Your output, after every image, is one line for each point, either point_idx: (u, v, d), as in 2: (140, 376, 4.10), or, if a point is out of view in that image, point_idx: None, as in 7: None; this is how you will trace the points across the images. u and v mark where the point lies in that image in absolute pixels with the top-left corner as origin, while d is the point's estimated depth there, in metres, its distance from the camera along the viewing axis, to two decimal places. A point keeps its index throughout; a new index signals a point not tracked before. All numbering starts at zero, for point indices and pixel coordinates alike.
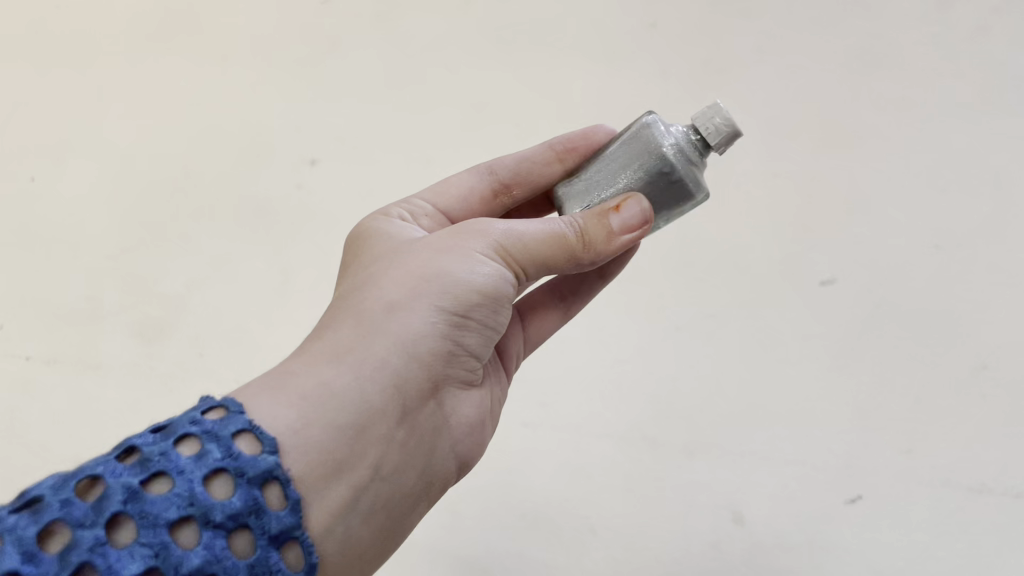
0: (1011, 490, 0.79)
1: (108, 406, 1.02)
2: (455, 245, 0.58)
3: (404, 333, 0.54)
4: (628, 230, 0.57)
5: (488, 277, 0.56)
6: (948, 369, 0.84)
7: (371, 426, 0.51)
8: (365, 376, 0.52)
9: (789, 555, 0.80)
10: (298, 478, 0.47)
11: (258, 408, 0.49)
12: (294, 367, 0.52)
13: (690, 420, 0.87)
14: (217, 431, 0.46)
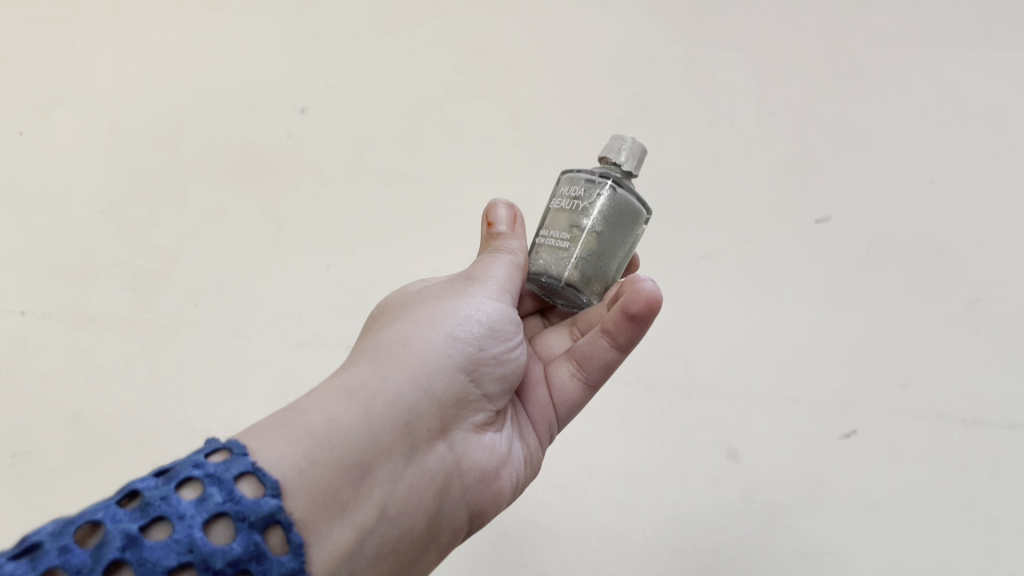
0: (1007, 423, 0.79)
1: (105, 359, 1.03)
2: (465, 291, 0.63)
3: (421, 365, 0.56)
4: (504, 214, 0.68)
5: (492, 315, 0.61)
6: (943, 304, 0.83)
7: (379, 465, 0.52)
8: (374, 415, 0.52)
9: (783, 489, 0.81)
10: (300, 520, 0.46)
11: (260, 449, 0.48)
12: (303, 405, 0.52)
13: (687, 361, 0.87)
14: (220, 474, 0.45)
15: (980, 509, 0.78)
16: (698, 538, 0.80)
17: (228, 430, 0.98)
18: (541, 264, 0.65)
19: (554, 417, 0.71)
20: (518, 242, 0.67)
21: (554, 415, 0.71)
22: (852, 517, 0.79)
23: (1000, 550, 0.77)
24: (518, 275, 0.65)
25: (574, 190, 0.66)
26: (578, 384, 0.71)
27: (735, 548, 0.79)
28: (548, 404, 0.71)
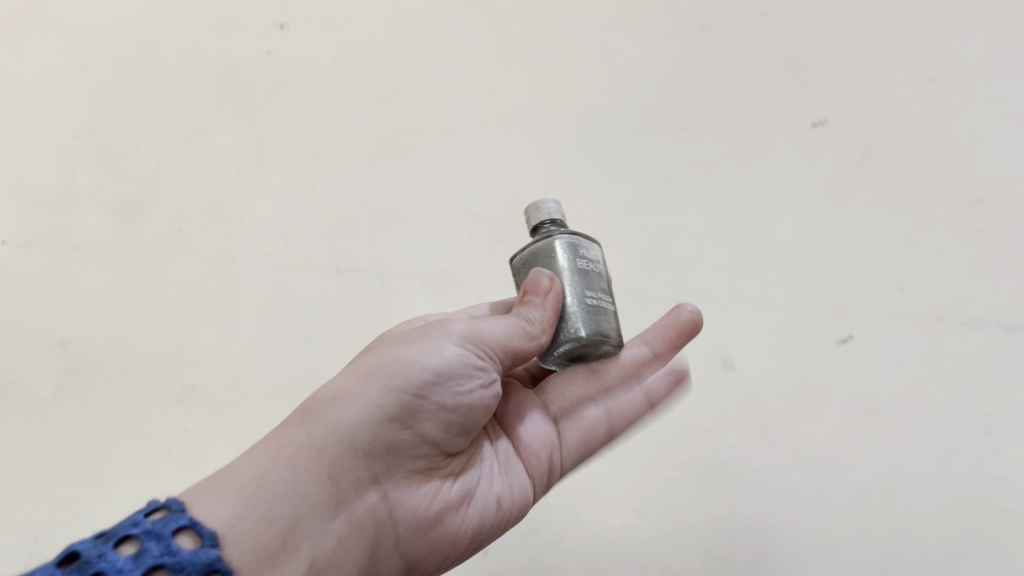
0: (1003, 324, 0.80)
1: (88, 287, 0.98)
2: (423, 338, 0.57)
3: (346, 418, 0.52)
4: (541, 287, 0.57)
5: (444, 361, 0.55)
6: (943, 205, 0.85)
7: (305, 520, 0.49)
8: (296, 467, 0.50)
9: (779, 396, 0.79)
10: (238, 568, 0.45)
11: (199, 502, 0.47)
12: (233, 465, 0.50)
13: (679, 270, 0.84)
14: (158, 529, 0.44)
15: (977, 410, 0.77)
16: (692, 447, 0.77)
17: (221, 355, 0.95)
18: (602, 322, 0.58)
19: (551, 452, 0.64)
20: (546, 313, 0.57)
21: (556, 448, 0.65)
22: (849, 422, 0.77)
23: (997, 451, 0.76)
24: (514, 342, 0.57)
25: (581, 247, 0.60)
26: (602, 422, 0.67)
27: (729, 456, 0.77)
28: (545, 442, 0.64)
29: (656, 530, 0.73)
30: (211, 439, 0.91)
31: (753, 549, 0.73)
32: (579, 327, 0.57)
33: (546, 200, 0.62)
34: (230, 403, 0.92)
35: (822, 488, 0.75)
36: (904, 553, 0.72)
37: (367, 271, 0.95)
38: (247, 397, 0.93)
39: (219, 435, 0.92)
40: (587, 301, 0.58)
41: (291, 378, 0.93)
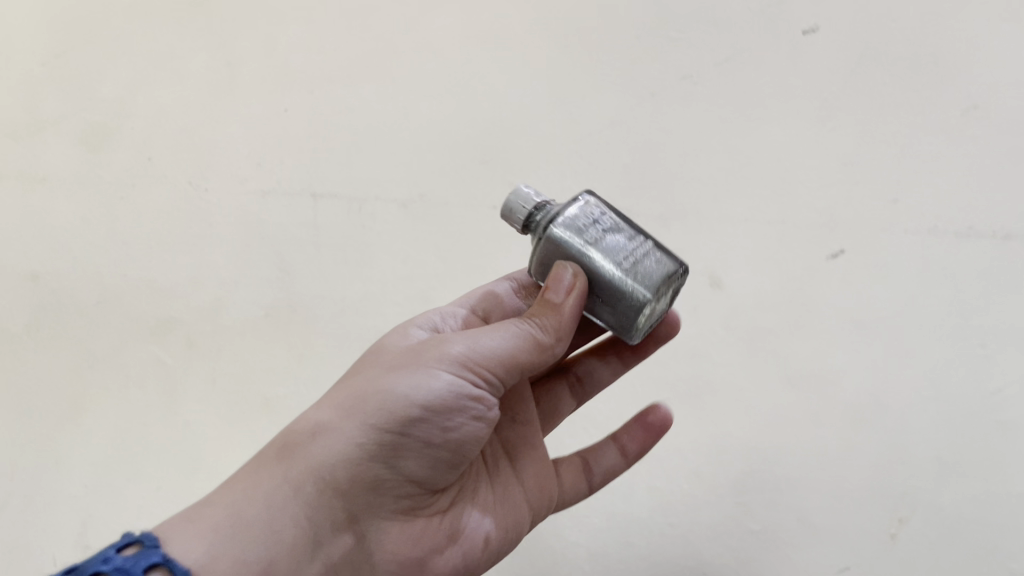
0: (1002, 233, 0.76)
1: (59, 219, 0.97)
2: (417, 359, 0.53)
3: (323, 456, 0.51)
4: (557, 286, 0.52)
5: (432, 395, 0.51)
6: (938, 112, 0.80)
7: (276, 560, 0.50)
8: (274, 507, 0.51)
9: (767, 313, 0.77)
10: None
11: (174, 538, 0.49)
12: (216, 493, 0.52)
13: (668, 188, 0.83)
14: (129, 567, 0.47)
15: (969, 322, 0.74)
16: (680, 368, 0.77)
17: (195, 286, 0.93)
18: (654, 270, 0.52)
19: (549, 480, 0.64)
20: (566, 313, 0.53)
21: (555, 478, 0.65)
22: (839, 338, 0.75)
23: (991, 362, 0.72)
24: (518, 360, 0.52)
25: (580, 216, 0.53)
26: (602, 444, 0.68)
27: (718, 374, 0.76)
28: (545, 471, 0.64)
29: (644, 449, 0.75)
30: (190, 373, 0.90)
31: (744, 466, 0.73)
32: (637, 287, 0.51)
33: (512, 194, 0.55)
34: (208, 335, 0.91)
35: (808, 406, 0.73)
36: (895, 469, 0.70)
37: (342, 197, 0.92)
38: (224, 328, 0.91)
39: (196, 369, 0.90)
40: (630, 268, 0.52)
41: (268, 308, 0.91)
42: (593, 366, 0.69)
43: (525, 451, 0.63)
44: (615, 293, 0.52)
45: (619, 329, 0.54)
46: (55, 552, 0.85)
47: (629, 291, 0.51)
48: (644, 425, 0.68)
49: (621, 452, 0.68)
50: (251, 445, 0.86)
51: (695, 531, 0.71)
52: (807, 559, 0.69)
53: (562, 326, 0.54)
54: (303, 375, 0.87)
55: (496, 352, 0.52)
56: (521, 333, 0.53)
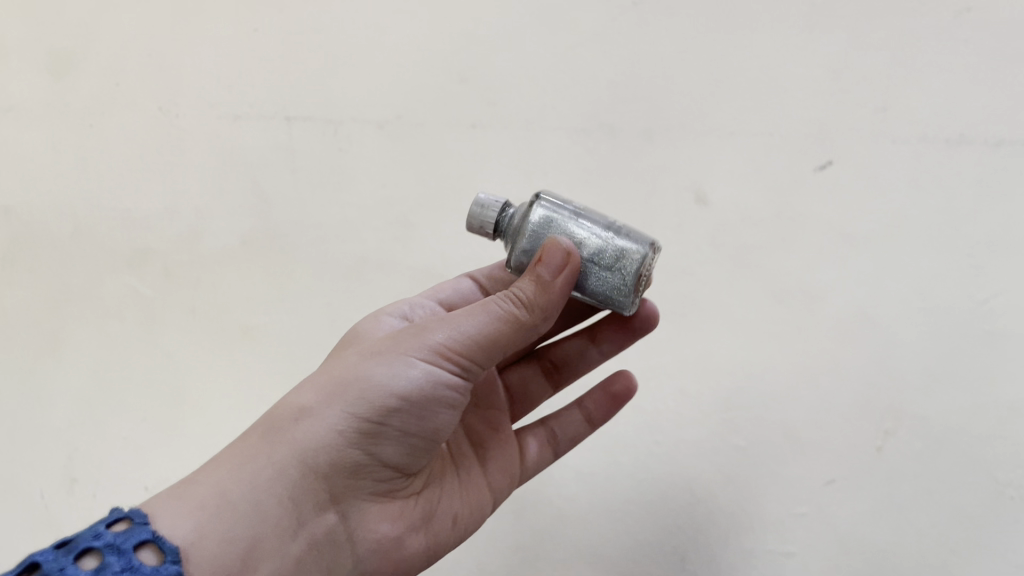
0: (994, 140, 0.73)
1: (29, 148, 0.95)
2: (396, 345, 0.53)
3: (307, 439, 0.51)
4: (549, 262, 0.51)
5: (411, 381, 0.51)
6: (931, 17, 0.76)
7: (262, 539, 0.49)
8: (260, 488, 0.50)
9: (753, 228, 0.76)
10: None
11: (164, 515, 0.48)
12: (202, 471, 0.52)
13: (653, 103, 0.80)
14: (119, 543, 0.45)
15: (960, 233, 0.72)
16: (667, 287, 0.77)
17: (169, 215, 0.91)
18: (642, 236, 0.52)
19: (513, 459, 0.64)
20: (557, 289, 0.51)
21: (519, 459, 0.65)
22: (825, 251, 0.74)
23: (981, 272, 0.70)
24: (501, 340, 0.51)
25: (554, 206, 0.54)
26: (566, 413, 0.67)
27: (703, 293, 0.76)
28: (509, 449, 0.64)
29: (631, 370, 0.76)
30: (168, 304, 0.89)
31: (730, 384, 0.73)
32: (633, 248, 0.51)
33: (476, 202, 0.56)
34: (184, 265, 0.89)
35: (795, 322, 0.73)
36: (881, 382, 0.70)
37: (318, 120, 0.89)
38: (201, 257, 0.89)
39: (175, 298, 0.89)
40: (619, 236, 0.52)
41: (245, 236, 0.89)
42: (565, 351, 0.68)
43: (490, 435, 0.64)
44: (609, 258, 0.52)
45: (611, 309, 0.53)
46: (42, 485, 0.86)
47: (624, 254, 0.51)
48: (609, 393, 0.67)
49: (585, 417, 0.67)
50: (234, 374, 0.85)
51: (681, 449, 0.73)
52: (792, 472, 0.70)
53: (548, 303, 0.51)
54: (282, 303, 0.86)
55: (473, 336, 0.51)
56: (510, 311, 0.51)
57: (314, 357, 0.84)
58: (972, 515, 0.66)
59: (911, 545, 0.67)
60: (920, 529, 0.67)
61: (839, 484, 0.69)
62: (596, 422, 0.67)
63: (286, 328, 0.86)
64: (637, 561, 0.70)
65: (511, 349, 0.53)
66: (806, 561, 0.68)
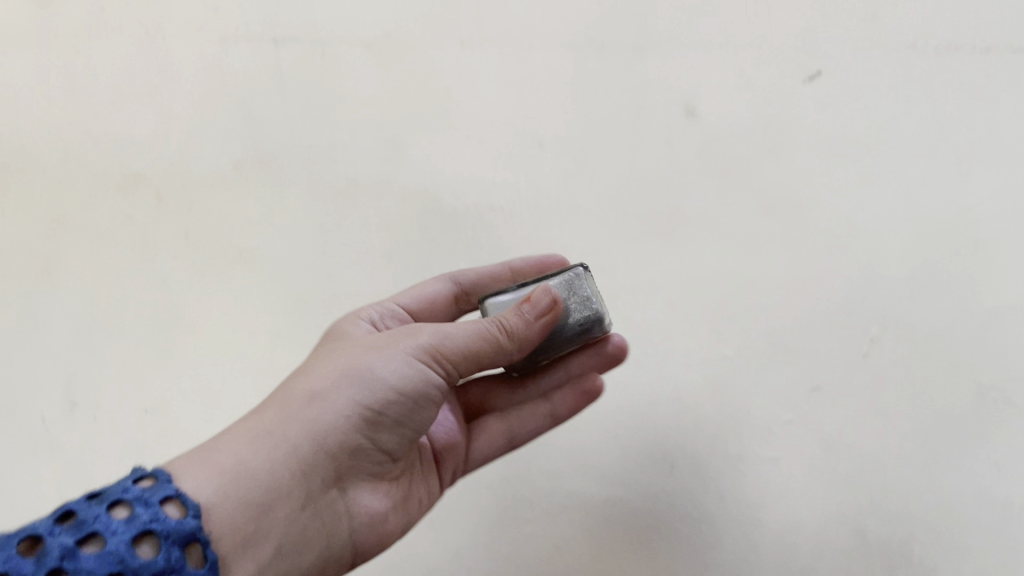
0: (981, 47, 0.74)
1: (13, 73, 0.95)
2: (394, 342, 0.56)
3: (320, 420, 0.53)
4: (537, 308, 0.55)
5: (410, 374, 0.55)
6: None
7: (277, 504, 0.50)
8: (277, 459, 0.51)
9: (742, 140, 0.76)
10: (218, 539, 0.47)
11: (185, 476, 0.49)
12: (217, 442, 0.52)
13: (643, 18, 0.80)
14: (146, 496, 0.46)
15: (946, 139, 0.72)
16: (656, 202, 0.77)
17: (159, 140, 0.91)
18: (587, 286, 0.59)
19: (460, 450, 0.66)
20: (535, 328, 0.55)
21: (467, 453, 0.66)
22: (815, 164, 0.74)
23: (967, 179, 0.71)
24: (484, 348, 0.55)
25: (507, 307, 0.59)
26: (524, 412, 0.66)
27: (691, 206, 0.76)
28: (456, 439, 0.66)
29: (620, 284, 0.77)
30: (161, 227, 0.89)
31: (718, 295, 0.74)
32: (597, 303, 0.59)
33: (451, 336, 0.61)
34: (177, 190, 0.89)
35: (783, 232, 0.73)
36: (868, 291, 0.71)
37: (305, 41, 0.89)
38: (192, 181, 0.89)
39: (169, 222, 0.89)
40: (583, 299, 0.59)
41: (237, 160, 0.89)
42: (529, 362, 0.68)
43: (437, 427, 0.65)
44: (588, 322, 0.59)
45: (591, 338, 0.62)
46: (42, 407, 0.86)
47: (591, 309, 0.59)
48: (578, 391, 0.66)
49: (547, 412, 0.66)
50: (229, 296, 0.86)
51: (672, 359, 0.74)
52: (778, 379, 0.72)
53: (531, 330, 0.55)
54: (274, 226, 0.87)
55: (468, 346, 0.55)
56: (497, 322, 0.55)
57: (307, 277, 0.85)
58: (956, 417, 0.68)
59: (896, 448, 0.68)
60: (903, 431, 0.68)
61: (825, 391, 0.70)
62: (559, 418, 0.66)
63: (279, 251, 0.86)
64: (630, 469, 0.73)
65: (491, 362, 0.56)
66: (792, 466, 0.70)
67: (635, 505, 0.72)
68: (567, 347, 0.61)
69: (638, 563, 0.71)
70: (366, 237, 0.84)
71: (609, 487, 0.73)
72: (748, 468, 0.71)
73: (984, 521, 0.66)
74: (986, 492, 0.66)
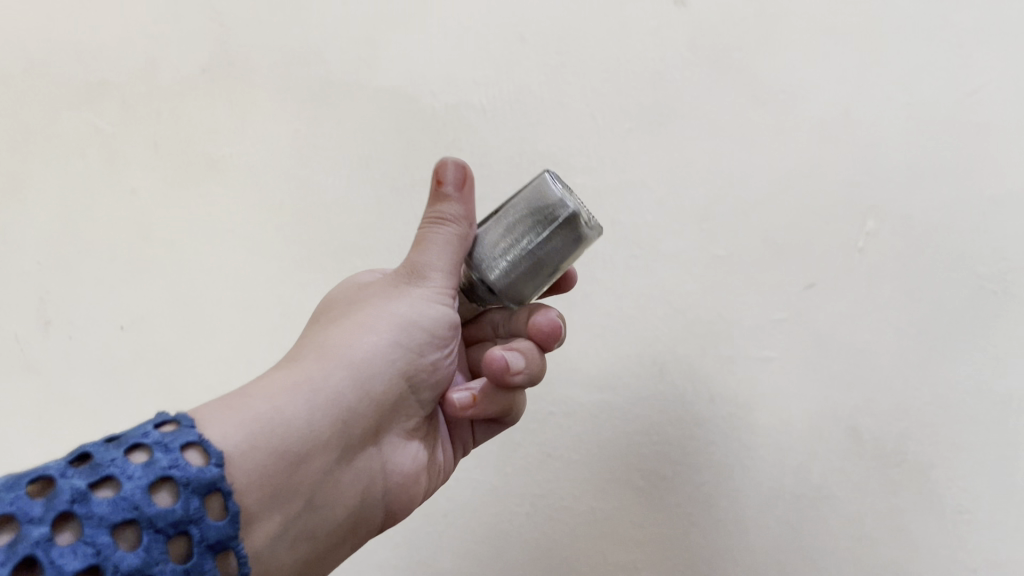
0: None
1: None
2: (405, 284, 0.54)
3: (354, 367, 0.50)
4: (450, 177, 0.52)
5: (432, 312, 0.53)
6: None
7: (313, 456, 0.46)
8: (317, 407, 0.47)
9: (732, 28, 0.72)
10: (241, 491, 0.41)
11: (208, 423, 0.42)
12: (248, 389, 0.46)
13: None
14: (167, 441, 0.39)
15: (948, 21, 0.68)
16: (643, 97, 0.73)
17: (123, 46, 0.86)
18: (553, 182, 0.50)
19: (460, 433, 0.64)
20: (460, 200, 0.52)
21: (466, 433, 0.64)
22: (808, 52, 0.70)
23: (969, 63, 0.67)
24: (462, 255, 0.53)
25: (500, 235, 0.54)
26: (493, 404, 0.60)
27: (680, 100, 0.72)
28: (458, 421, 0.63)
29: (606, 184, 0.74)
30: (130, 139, 0.86)
31: (709, 193, 0.71)
32: (547, 186, 0.49)
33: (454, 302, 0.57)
34: (144, 99, 0.86)
35: (776, 126, 0.70)
36: (863, 183, 0.68)
37: None
38: (161, 90, 0.85)
39: (138, 133, 0.85)
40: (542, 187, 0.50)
41: (204, 65, 0.85)
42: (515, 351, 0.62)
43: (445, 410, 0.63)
44: (533, 206, 0.49)
45: (557, 246, 0.49)
46: (16, 329, 0.84)
47: (538, 193, 0.49)
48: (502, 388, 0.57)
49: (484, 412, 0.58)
50: (202, 208, 0.83)
51: (661, 261, 0.72)
52: (771, 278, 0.69)
53: (472, 212, 0.53)
54: (247, 134, 0.83)
55: (460, 261, 0.53)
56: (433, 213, 0.52)
57: (283, 185, 0.82)
58: (954, 310, 0.65)
59: (891, 344, 0.66)
60: (900, 327, 0.66)
61: (819, 288, 0.68)
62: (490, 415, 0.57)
63: (252, 159, 0.83)
64: (618, 374, 0.72)
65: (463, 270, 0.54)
66: (784, 365, 0.68)
67: (623, 409, 0.71)
68: (514, 250, 0.50)
69: (624, 467, 0.70)
70: (341, 143, 0.81)
71: (596, 392, 0.72)
72: (739, 370, 0.69)
73: (982, 415, 0.64)
74: (981, 386, 0.64)
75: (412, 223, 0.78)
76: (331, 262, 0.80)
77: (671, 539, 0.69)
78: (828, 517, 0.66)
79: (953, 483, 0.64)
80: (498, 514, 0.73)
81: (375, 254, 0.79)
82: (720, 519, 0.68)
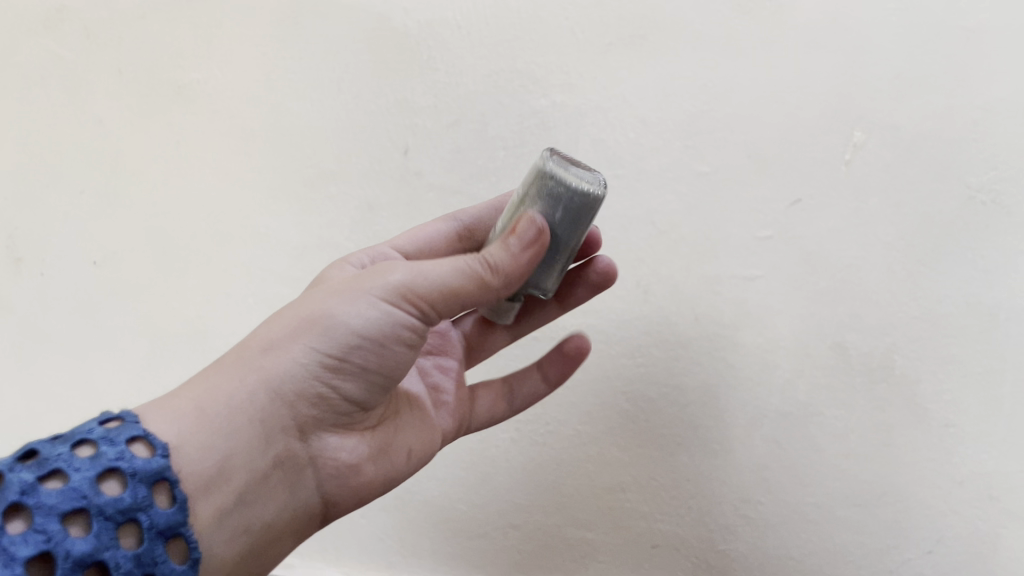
0: None
1: None
2: (359, 283, 0.51)
3: (275, 365, 0.50)
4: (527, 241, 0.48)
5: (375, 320, 0.50)
6: None
7: (233, 453, 0.47)
8: (235, 406, 0.48)
9: None
10: (186, 477, 0.45)
11: (158, 417, 0.47)
12: (181, 389, 0.49)
13: None
14: (112, 436, 0.44)
15: None
16: (623, 8, 0.70)
17: None
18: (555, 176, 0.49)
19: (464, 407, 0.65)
20: (512, 251, 0.48)
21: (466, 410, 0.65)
22: None
23: None
24: (464, 285, 0.49)
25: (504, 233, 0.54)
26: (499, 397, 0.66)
27: (662, 11, 0.70)
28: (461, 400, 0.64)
29: (587, 102, 0.72)
30: (93, 65, 0.82)
31: (692, 109, 0.69)
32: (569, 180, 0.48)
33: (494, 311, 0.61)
34: (105, 23, 0.82)
35: (761, 36, 0.67)
36: (851, 93, 0.66)
37: None
38: (122, 13, 0.82)
39: (101, 59, 0.82)
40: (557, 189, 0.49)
41: None
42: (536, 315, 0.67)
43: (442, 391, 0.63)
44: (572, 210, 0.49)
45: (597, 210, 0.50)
46: None
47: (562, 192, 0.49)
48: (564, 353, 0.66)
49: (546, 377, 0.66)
50: (171, 137, 0.81)
51: (644, 181, 0.70)
52: (756, 194, 0.68)
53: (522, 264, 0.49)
54: (213, 58, 0.80)
55: (449, 290, 0.49)
56: (478, 255, 0.49)
57: (253, 112, 0.79)
58: (943, 222, 0.64)
59: (878, 258, 0.65)
60: (887, 242, 0.65)
61: (804, 204, 0.66)
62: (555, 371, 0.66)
63: (219, 85, 0.80)
64: (603, 298, 0.70)
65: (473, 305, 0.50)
66: (769, 284, 0.67)
67: (608, 334, 0.70)
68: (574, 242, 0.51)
69: (609, 391, 0.70)
70: (311, 66, 0.78)
71: (580, 317, 0.71)
72: (722, 291, 0.68)
73: (971, 328, 0.63)
74: (969, 299, 0.63)
75: (387, 147, 0.76)
76: (306, 190, 0.78)
77: (656, 463, 0.69)
78: (814, 434, 0.65)
79: (939, 397, 0.63)
80: (483, 442, 0.74)
81: (352, 180, 0.77)
82: (705, 440, 0.68)
